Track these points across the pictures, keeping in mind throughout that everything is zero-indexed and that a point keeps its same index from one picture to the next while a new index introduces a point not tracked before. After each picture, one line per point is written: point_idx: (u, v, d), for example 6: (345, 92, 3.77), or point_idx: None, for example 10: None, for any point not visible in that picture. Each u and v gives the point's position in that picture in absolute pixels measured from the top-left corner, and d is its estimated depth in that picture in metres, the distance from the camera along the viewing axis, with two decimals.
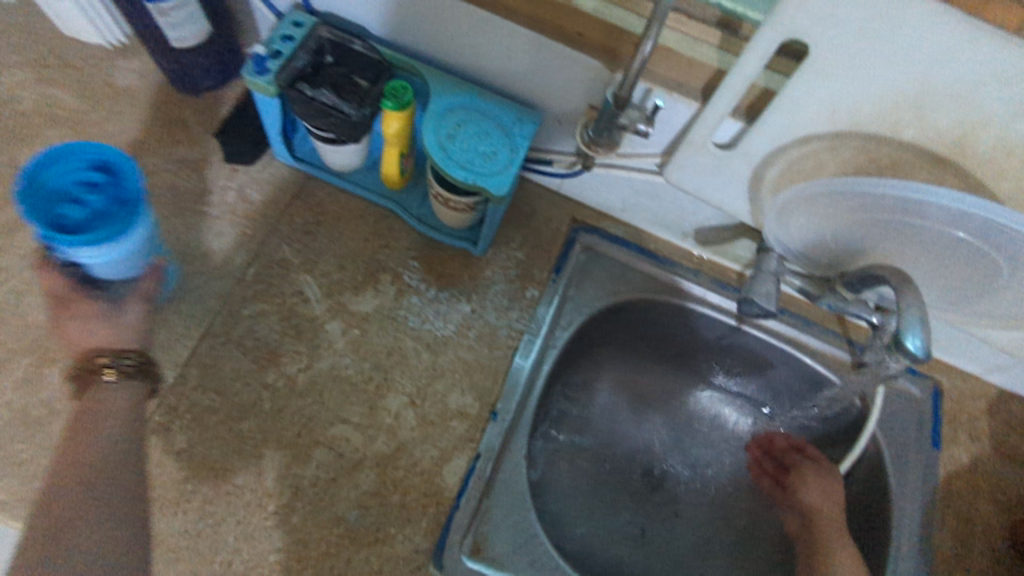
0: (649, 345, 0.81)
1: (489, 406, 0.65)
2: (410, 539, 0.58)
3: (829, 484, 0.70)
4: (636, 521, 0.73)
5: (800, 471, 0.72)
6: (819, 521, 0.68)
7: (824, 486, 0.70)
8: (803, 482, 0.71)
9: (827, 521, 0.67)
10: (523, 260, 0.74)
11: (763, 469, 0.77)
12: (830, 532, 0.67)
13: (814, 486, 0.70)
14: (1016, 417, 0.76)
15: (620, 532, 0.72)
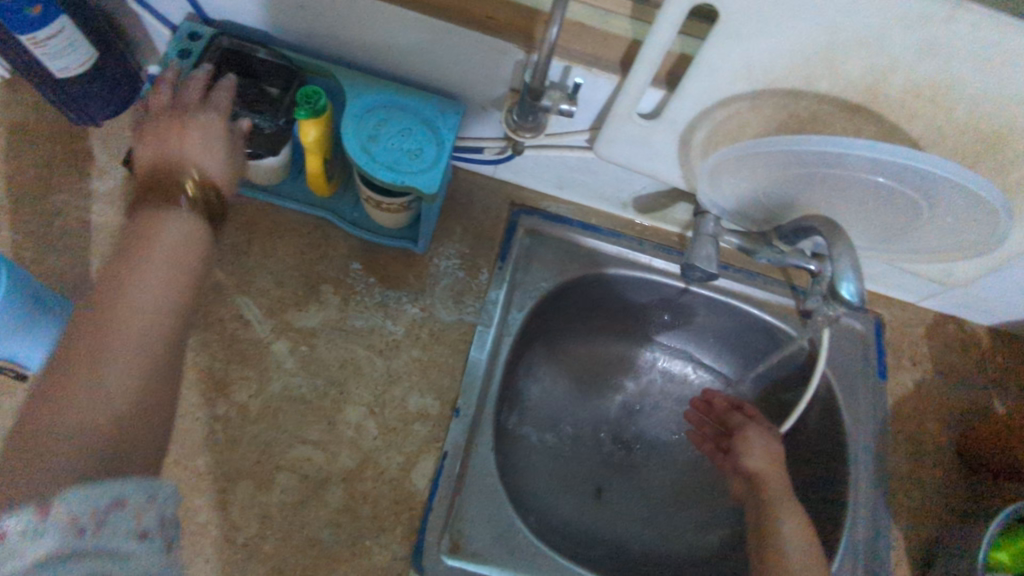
0: (603, 316, 0.82)
1: (450, 403, 0.65)
2: (387, 548, 0.58)
3: (771, 446, 0.67)
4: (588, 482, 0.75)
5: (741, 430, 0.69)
6: (762, 480, 0.64)
7: (765, 448, 0.67)
8: (745, 442, 0.68)
9: (771, 480, 0.63)
10: (467, 250, 0.72)
11: (705, 436, 0.76)
12: (775, 489, 0.62)
13: (758, 445, 0.67)
14: (952, 338, 0.79)
15: (576, 491, 0.74)
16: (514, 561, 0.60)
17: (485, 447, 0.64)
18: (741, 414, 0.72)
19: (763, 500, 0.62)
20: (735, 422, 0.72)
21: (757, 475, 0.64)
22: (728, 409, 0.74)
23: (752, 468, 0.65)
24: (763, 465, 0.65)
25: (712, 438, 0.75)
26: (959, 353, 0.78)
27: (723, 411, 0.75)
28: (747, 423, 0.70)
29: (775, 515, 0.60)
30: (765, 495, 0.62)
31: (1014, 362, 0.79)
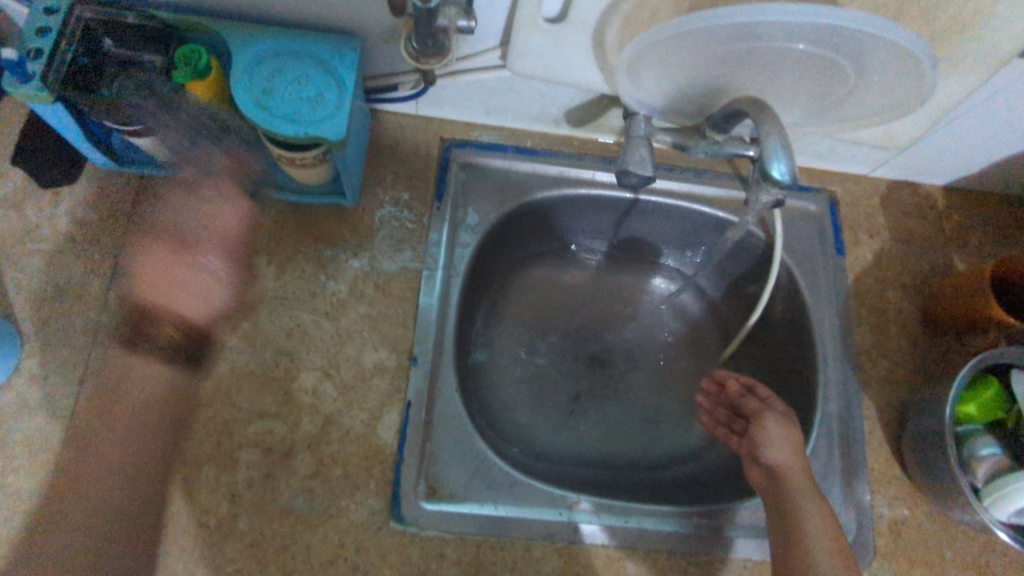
0: (555, 240, 0.80)
1: (406, 352, 0.63)
2: (363, 505, 0.58)
3: (793, 434, 0.60)
4: (564, 391, 0.76)
5: (757, 421, 0.61)
6: (786, 479, 0.57)
7: (788, 437, 0.59)
8: (764, 434, 0.60)
9: (798, 481, 0.57)
10: (399, 194, 0.69)
11: (718, 419, 0.68)
12: (803, 490, 0.56)
13: (779, 437, 0.60)
14: (908, 203, 0.77)
15: (552, 413, 0.74)
16: (495, 494, 0.60)
17: (447, 390, 0.63)
18: (756, 399, 0.64)
19: (786, 495, 0.56)
20: (749, 409, 0.64)
21: (780, 470, 0.58)
22: (743, 393, 0.66)
23: (773, 466, 0.58)
24: (789, 461, 0.58)
25: (725, 421, 0.67)
26: (917, 218, 0.77)
27: (735, 394, 0.66)
28: (764, 411, 0.62)
29: (806, 523, 0.54)
30: (790, 499, 0.56)
31: (971, 217, 0.77)
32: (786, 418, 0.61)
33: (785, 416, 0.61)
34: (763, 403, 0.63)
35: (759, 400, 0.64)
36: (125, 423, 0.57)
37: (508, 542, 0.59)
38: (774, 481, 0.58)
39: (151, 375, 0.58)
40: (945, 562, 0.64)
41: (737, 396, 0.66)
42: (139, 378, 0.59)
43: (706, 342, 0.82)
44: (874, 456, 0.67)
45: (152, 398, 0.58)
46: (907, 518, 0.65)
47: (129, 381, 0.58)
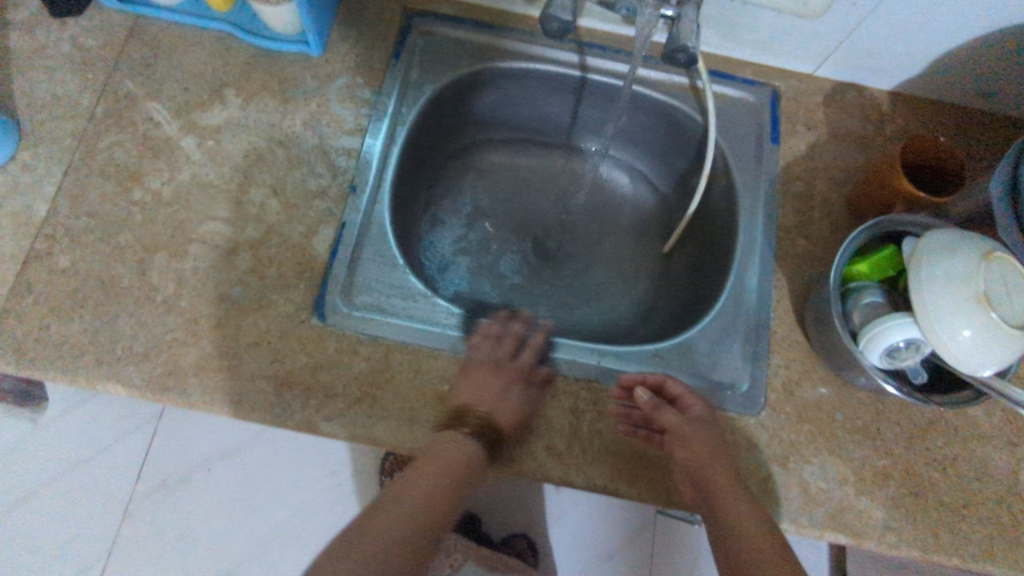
0: (512, 121, 0.87)
1: (347, 181, 0.71)
2: (291, 301, 0.65)
3: (715, 444, 0.60)
4: (507, 252, 0.84)
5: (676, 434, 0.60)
6: (711, 484, 0.57)
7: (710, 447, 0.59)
8: (692, 458, 0.59)
9: (724, 486, 0.57)
10: (358, 50, 0.76)
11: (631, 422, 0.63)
12: (729, 493, 0.57)
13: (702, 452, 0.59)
14: (851, 103, 0.79)
15: (491, 272, 0.82)
16: (412, 309, 0.68)
17: (381, 218, 0.71)
18: (671, 410, 0.61)
19: (715, 500, 0.56)
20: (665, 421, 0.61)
21: (706, 479, 0.58)
22: (656, 406, 0.62)
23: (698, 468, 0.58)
24: (716, 478, 0.57)
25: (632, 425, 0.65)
26: (860, 117, 0.78)
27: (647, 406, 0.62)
28: (683, 428, 0.60)
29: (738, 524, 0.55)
30: (716, 501, 0.56)
31: (912, 121, 0.78)
32: (706, 425, 0.61)
33: (704, 423, 0.61)
34: (681, 416, 0.61)
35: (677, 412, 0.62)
36: (421, 482, 0.56)
37: (415, 348, 0.65)
38: (700, 486, 0.58)
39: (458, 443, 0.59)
40: (833, 423, 0.65)
41: (649, 408, 0.62)
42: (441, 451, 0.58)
43: (647, 234, 0.88)
44: (778, 321, 0.69)
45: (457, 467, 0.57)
46: (802, 380, 0.67)
47: (450, 455, 0.58)
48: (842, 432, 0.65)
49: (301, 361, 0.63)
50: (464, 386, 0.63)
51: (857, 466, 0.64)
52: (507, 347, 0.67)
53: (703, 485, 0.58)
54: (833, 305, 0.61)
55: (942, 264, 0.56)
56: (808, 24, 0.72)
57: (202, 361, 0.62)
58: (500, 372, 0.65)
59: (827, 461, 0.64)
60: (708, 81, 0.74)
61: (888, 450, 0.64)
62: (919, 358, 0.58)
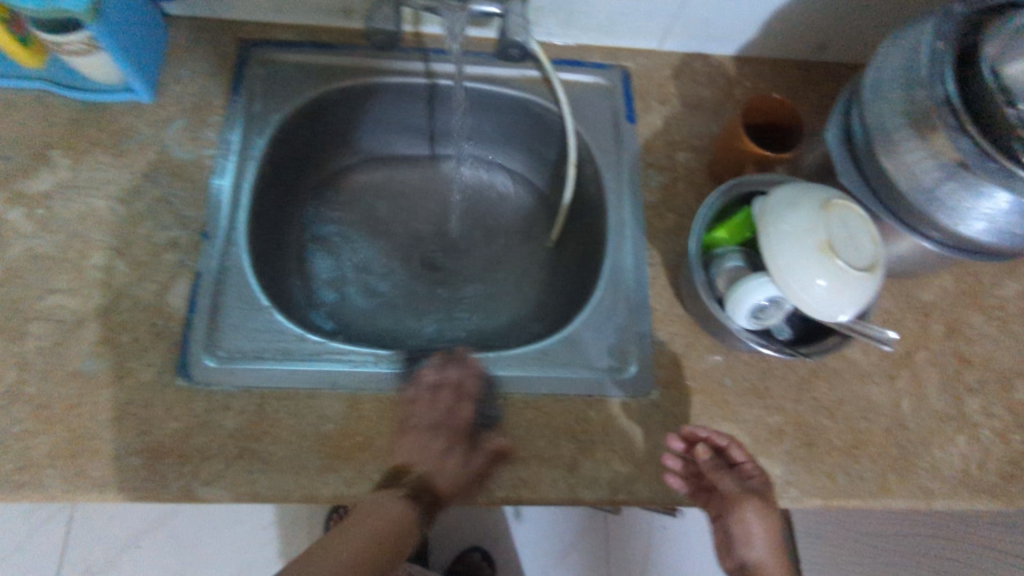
0: (379, 137, 0.85)
1: (198, 228, 0.67)
2: (151, 365, 0.61)
3: (773, 523, 0.55)
4: (396, 272, 0.82)
5: (735, 504, 0.56)
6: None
7: (769, 526, 0.55)
8: (743, 527, 0.55)
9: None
10: (194, 89, 0.73)
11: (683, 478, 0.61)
12: None
13: (757, 529, 0.55)
14: (698, 72, 0.81)
15: (379, 294, 0.80)
16: (287, 351, 0.64)
17: (241, 261, 0.67)
18: (731, 478, 0.57)
19: None
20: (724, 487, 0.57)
21: (757, 572, 0.54)
22: (714, 470, 0.58)
23: (755, 558, 0.54)
24: (767, 557, 0.54)
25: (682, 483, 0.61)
26: (709, 86, 0.80)
27: (709, 466, 0.58)
28: (739, 499, 0.56)
29: None
30: None
31: (757, 83, 0.81)
32: (764, 499, 0.56)
33: (761, 495, 0.56)
34: (740, 484, 0.57)
35: (737, 480, 0.57)
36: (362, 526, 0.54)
37: (291, 392, 0.61)
38: (747, 572, 0.54)
39: (398, 504, 0.56)
40: (723, 389, 0.66)
41: (708, 471, 0.58)
42: (369, 511, 0.55)
43: (531, 230, 0.87)
44: (658, 298, 0.69)
45: (397, 523, 0.55)
46: (688, 352, 0.67)
47: (385, 515, 0.55)
48: (733, 396, 0.66)
49: (169, 428, 0.59)
50: (349, 422, 0.61)
51: (750, 427, 0.65)
52: (445, 400, 0.63)
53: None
54: (696, 275, 0.61)
55: (785, 219, 0.57)
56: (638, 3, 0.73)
57: (57, 447, 0.57)
58: (437, 433, 0.61)
59: (722, 427, 0.64)
60: (554, 72, 0.74)
61: (777, 406, 0.66)
62: (780, 315, 0.60)
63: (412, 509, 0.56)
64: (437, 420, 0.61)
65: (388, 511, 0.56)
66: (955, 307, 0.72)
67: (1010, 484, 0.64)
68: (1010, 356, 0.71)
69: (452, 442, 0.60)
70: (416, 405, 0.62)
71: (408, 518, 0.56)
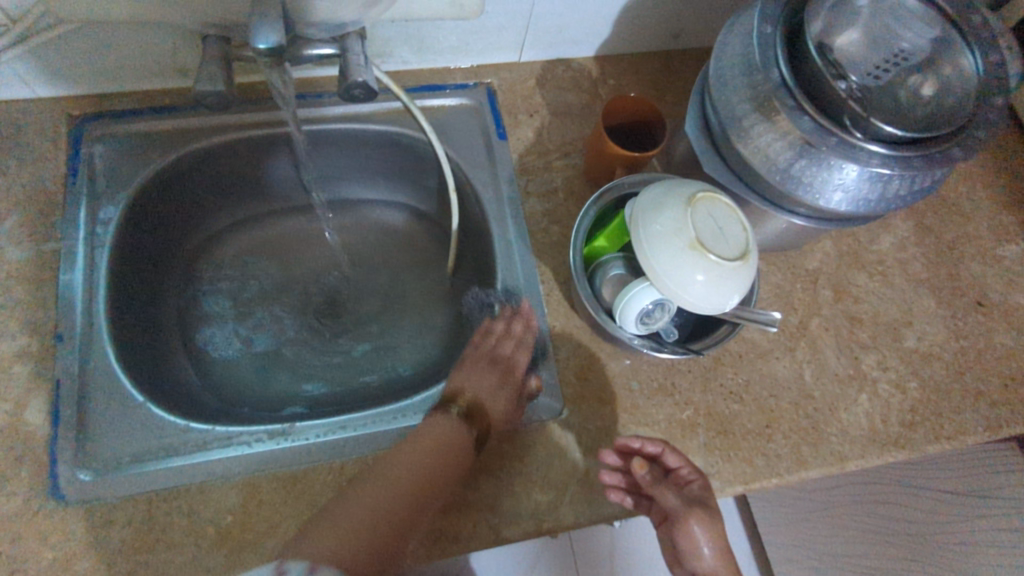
0: (251, 194, 0.81)
1: (51, 331, 0.61)
2: (15, 494, 0.55)
3: (718, 529, 0.56)
4: (292, 332, 0.79)
5: (680, 518, 0.56)
6: None
7: (715, 533, 0.56)
8: (689, 538, 0.56)
9: None
10: (24, 179, 0.67)
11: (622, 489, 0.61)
12: None
13: (701, 538, 0.56)
14: (561, 79, 0.80)
15: (275, 360, 0.76)
16: (174, 446, 0.60)
17: (106, 359, 0.62)
18: (671, 491, 0.57)
19: None
20: (665, 500, 0.57)
21: None
22: (654, 483, 0.57)
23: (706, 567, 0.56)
24: (716, 564, 0.56)
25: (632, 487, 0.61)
26: (574, 90, 0.80)
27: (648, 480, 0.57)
28: (681, 513, 0.56)
29: None
30: None
31: (621, 80, 0.81)
32: (705, 504, 0.57)
33: (703, 504, 0.57)
34: (681, 495, 0.57)
35: (676, 491, 0.57)
36: (407, 455, 0.57)
37: (182, 491, 0.57)
38: None
39: (440, 424, 0.59)
40: (631, 394, 0.65)
41: (648, 485, 0.57)
42: (427, 432, 0.58)
43: (426, 261, 0.84)
44: (554, 315, 0.68)
45: (441, 445, 0.57)
46: (592, 363, 0.66)
47: (431, 435, 0.58)
48: (643, 399, 0.65)
49: (44, 561, 0.53)
50: (250, 508, 0.57)
51: (664, 427, 0.64)
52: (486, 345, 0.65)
53: None
54: (580, 289, 0.60)
55: (654, 220, 0.56)
56: (485, 21, 0.72)
57: None
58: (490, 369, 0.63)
59: (635, 433, 0.64)
60: (413, 101, 0.71)
61: (687, 401, 0.66)
62: (667, 318, 0.60)
63: (455, 427, 0.59)
64: (493, 354, 0.64)
65: (434, 433, 0.58)
66: (839, 270, 0.74)
67: (913, 432, 0.67)
68: (896, 307, 0.73)
69: (504, 380, 0.62)
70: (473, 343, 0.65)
71: (461, 442, 0.58)
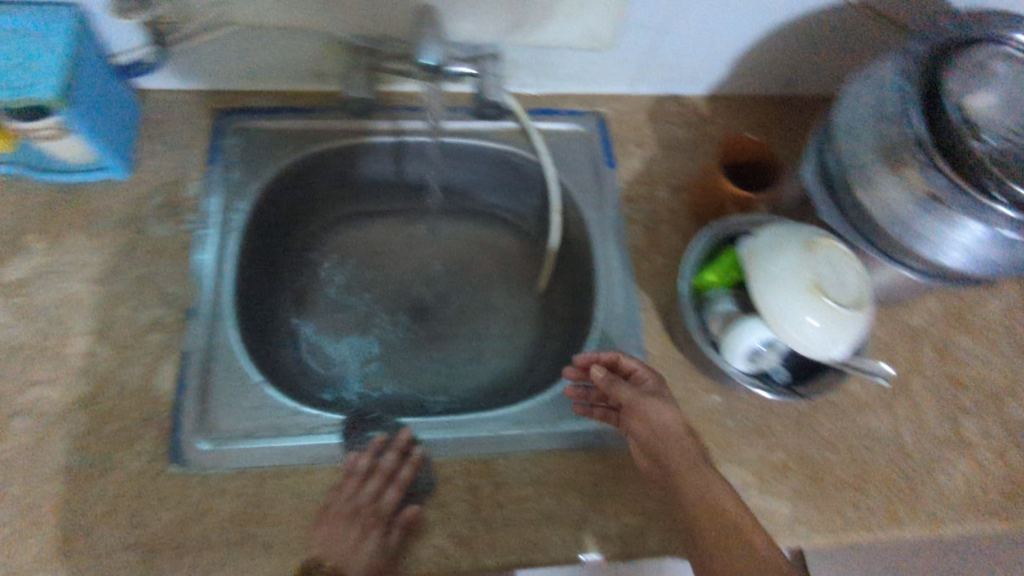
0: (361, 196, 0.85)
1: (182, 306, 0.66)
2: (141, 454, 0.59)
3: (671, 414, 0.58)
4: (386, 330, 0.81)
5: (632, 405, 0.59)
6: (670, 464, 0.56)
7: (663, 411, 0.58)
8: (645, 425, 0.58)
9: (679, 458, 0.55)
10: (170, 164, 0.72)
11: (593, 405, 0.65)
12: (686, 466, 0.55)
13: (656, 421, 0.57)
14: (673, 113, 0.82)
15: (369, 356, 0.79)
16: (283, 425, 0.63)
17: (227, 338, 0.66)
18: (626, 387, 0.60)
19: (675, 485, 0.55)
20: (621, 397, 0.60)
21: (665, 457, 0.56)
22: (611, 383, 0.61)
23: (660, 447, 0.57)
24: (669, 441, 0.56)
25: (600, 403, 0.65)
26: (684, 126, 0.81)
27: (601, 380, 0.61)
28: (635, 402, 0.59)
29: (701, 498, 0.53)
30: (676, 479, 0.55)
31: (731, 120, 0.82)
32: (661, 397, 0.59)
33: (656, 394, 0.60)
34: (637, 390, 0.60)
35: (632, 387, 0.61)
36: None
37: (290, 470, 0.60)
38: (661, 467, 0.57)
39: None
40: (724, 430, 0.65)
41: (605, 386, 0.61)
42: None
43: (520, 275, 0.86)
44: (652, 343, 0.69)
45: None
46: (686, 394, 0.67)
47: None
48: (735, 436, 0.65)
49: (162, 520, 0.56)
50: (351, 494, 0.59)
51: (756, 467, 0.64)
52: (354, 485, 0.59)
53: (666, 471, 0.56)
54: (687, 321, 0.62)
55: (772, 261, 0.57)
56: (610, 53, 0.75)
57: (45, 551, 0.54)
58: (353, 521, 0.57)
59: (726, 469, 0.64)
60: (531, 123, 0.74)
61: (781, 443, 0.65)
62: (778, 356, 0.60)
63: None
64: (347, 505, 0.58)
65: None
66: (943, 329, 0.73)
67: (1014, 505, 0.65)
68: (1000, 374, 0.72)
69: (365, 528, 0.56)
70: (342, 489, 0.59)
71: None
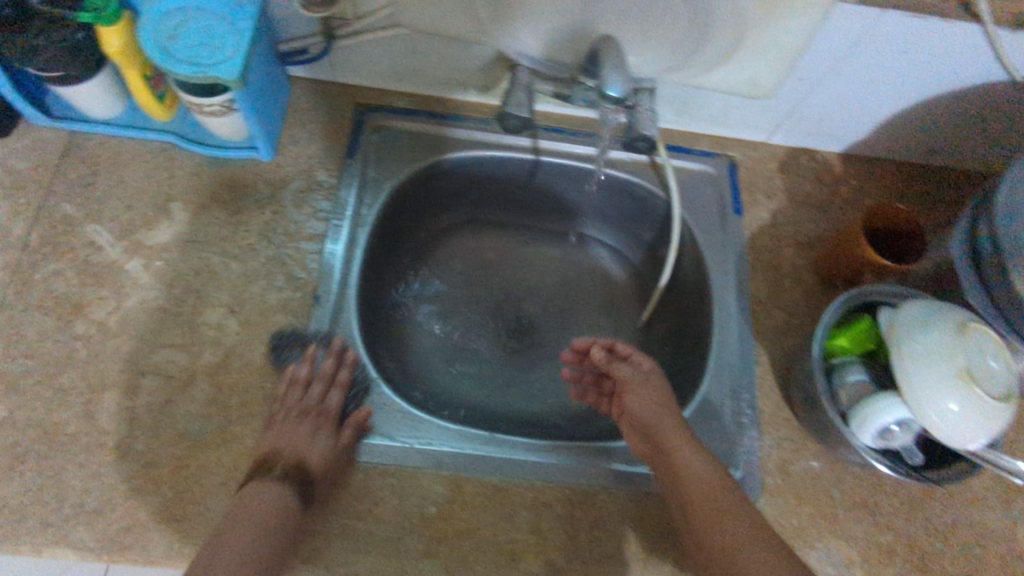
0: (478, 204, 0.86)
1: (311, 292, 0.67)
2: (257, 431, 0.60)
3: (660, 391, 0.62)
4: (486, 341, 0.81)
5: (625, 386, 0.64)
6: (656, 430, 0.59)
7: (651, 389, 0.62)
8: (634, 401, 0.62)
9: (666, 424, 0.59)
10: (311, 151, 0.74)
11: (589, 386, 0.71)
12: (671, 432, 0.58)
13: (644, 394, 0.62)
14: (805, 167, 0.81)
15: (467, 366, 0.79)
16: (393, 424, 0.63)
17: (348, 329, 0.67)
18: (626, 366, 0.65)
19: (661, 445, 0.58)
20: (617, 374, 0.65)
21: (654, 429, 0.59)
22: (608, 363, 0.66)
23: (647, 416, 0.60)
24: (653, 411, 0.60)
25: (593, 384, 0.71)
26: (815, 182, 0.80)
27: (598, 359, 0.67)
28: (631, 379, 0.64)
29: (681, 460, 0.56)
30: (663, 443, 0.58)
31: (863, 182, 0.81)
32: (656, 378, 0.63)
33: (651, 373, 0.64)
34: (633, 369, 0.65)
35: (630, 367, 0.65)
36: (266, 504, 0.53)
37: (397, 470, 0.61)
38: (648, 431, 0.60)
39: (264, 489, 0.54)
40: (832, 501, 0.63)
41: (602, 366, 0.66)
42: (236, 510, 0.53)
43: (622, 306, 0.86)
44: (764, 399, 0.68)
45: (282, 507, 0.53)
46: (795, 458, 0.65)
47: (261, 502, 0.53)
48: (843, 510, 0.63)
49: None
50: (453, 504, 0.60)
51: (862, 545, 0.62)
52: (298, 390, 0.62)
53: (652, 436, 0.59)
54: None
55: (918, 340, 0.56)
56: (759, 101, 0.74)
57: (160, 512, 0.56)
58: (304, 417, 0.60)
59: (830, 542, 0.62)
60: (667, 159, 0.74)
61: (890, 524, 0.63)
62: (909, 437, 0.58)
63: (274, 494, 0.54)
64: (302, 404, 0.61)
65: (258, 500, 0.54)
66: None
67: None
68: None
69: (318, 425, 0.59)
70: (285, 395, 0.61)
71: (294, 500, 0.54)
